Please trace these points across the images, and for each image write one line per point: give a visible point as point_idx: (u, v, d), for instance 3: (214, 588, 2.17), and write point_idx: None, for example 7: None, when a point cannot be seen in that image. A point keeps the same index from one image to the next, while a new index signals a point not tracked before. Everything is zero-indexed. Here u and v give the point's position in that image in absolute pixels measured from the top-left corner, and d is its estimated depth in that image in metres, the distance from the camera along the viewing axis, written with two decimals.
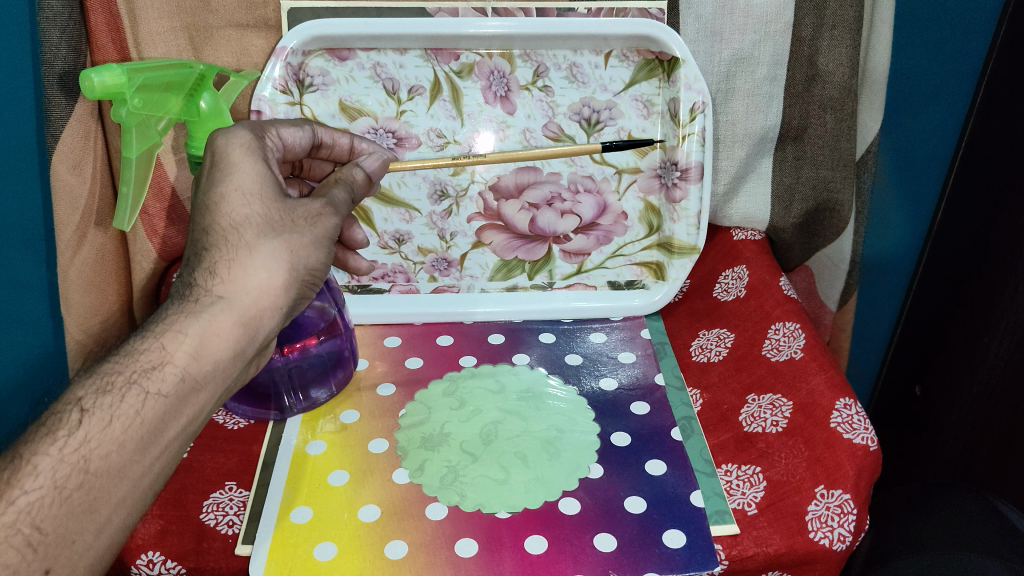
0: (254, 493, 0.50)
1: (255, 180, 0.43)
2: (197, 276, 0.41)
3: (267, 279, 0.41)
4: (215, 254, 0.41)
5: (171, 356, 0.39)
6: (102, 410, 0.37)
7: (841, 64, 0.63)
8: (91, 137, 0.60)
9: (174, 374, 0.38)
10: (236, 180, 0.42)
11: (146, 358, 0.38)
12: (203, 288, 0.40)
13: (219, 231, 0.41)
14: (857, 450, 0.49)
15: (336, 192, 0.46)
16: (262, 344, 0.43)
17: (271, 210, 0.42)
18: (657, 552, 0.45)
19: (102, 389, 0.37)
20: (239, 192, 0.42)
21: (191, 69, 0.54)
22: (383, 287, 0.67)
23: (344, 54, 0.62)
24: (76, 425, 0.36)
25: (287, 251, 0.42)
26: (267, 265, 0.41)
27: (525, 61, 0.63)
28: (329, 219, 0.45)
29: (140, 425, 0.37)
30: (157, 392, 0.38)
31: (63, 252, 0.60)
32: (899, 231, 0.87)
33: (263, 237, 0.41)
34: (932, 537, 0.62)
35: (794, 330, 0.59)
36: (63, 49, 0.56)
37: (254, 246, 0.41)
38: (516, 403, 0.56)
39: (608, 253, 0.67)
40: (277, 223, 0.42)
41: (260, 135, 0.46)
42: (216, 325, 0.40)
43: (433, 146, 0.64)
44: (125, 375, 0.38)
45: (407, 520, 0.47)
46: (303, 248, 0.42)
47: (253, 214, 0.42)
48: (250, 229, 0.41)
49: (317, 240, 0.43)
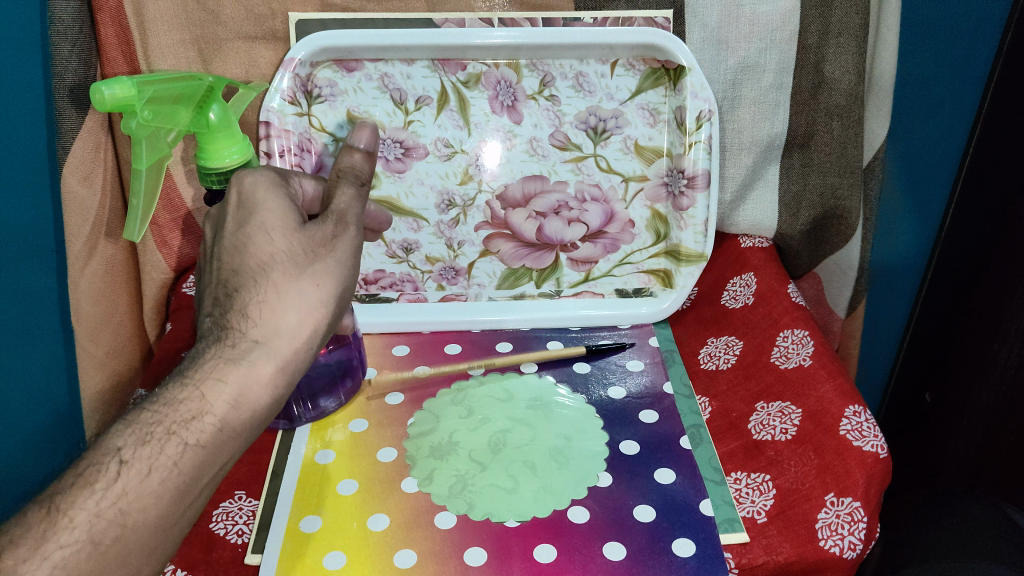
0: (263, 502, 0.50)
1: (280, 216, 0.41)
2: (231, 318, 0.40)
3: (298, 319, 0.40)
4: (244, 296, 0.40)
5: (211, 406, 0.39)
6: (141, 462, 0.37)
7: (848, 71, 0.63)
8: (102, 150, 0.61)
9: (212, 425, 0.39)
10: (260, 218, 0.41)
11: (186, 407, 0.38)
12: (238, 332, 0.40)
13: (247, 271, 0.40)
14: (867, 457, 0.49)
15: (341, 192, 0.43)
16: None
17: (295, 243, 0.41)
18: (667, 560, 0.45)
19: (141, 439, 0.38)
20: (263, 228, 0.41)
21: (199, 81, 0.53)
22: (391, 297, 0.67)
23: (352, 65, 0.62)
24: (115, 477, 0.37)
25: (315, 287, 0.41)
26: (299, 307, 0.40)
27: (531, 71, 0.63)
28: (350, 240, 0.43)
29: (177, 476, 0.38)
30: (196, 443, 0.38)
31: (73, 265, 0.62)
32: (907, 238, 0.86)
33: (291, 275, 0.40)
34: (942, 544, 0.62)
35: (803, 337, 0.59)
36: (73, 62, 0.57)
37: (282, 287, 0.40)
38: (524, 412, 0.56)
39: (615, 261, 0.67)
40: (301, 256, 0.41)
41: (284, 178, 0.44)
42: (256, 372, 0.39)
43: (441, 156, 0.65)
44: (164, 426, 0.38)
45: (417, 529, 0.47)
46: (330, 278, 0.42)
47: (278, 252, 0.40)
48: (278, 268, 0.40)
49: (342, 260, 0.42)
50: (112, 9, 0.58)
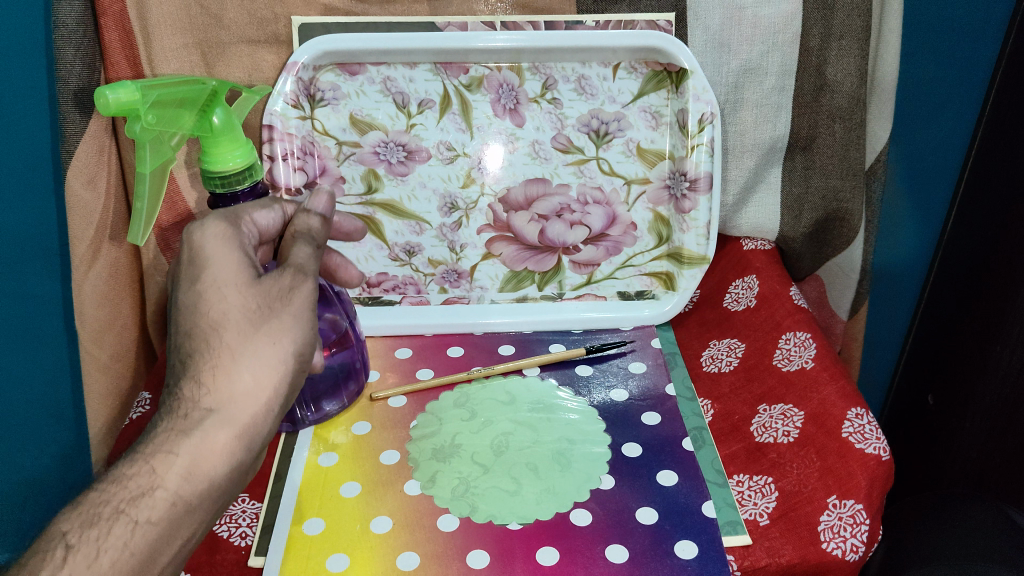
0: (266, 505, 0.51)
1: (231, 272, 0.41)
2: (184, 387, 0.39)
3: (253, 381, 0.39)
4: (197, 363, 0.39)
5: (162, 479, 0.37)
6: (89, 545, 0.35)
7: (849, 74, 0.63)
8: (105, 153, 0.62)
9: (165, 499, 0.37)
10: (211, 275, 0.41)
11: (136, 483, 0.36)
12: (191, 402, 0.38)
13: (200, 333, 0.39)
14: (868, 459, 0.49)
15: (298, 247, 0.44)
16: (262, 449, 0.41)
17: (247, 298, 0.40)
18: (669, 563, 0.45)
19: (88, 521, 0.36)
20: (213, 286, 0.40)
21: (203, 84, 0.52)
22: (394, 299, 0.68)
23: (354, 68, 0.63)
24: (61, 563, 0.34)
25: (271, 344, 0.40)
26: (253, 367, 0.39)
27: (533, 74, 0.63)
28: (304, 287, 0.42)
29: (129, 556, 0.36)
30: (147, 521, 0.36)
31: (78, 267, 0.62)
32: (909, 241, 0.86)
33: (244, 335, 0.40)
34: (945, 548, 0.62)
35: (805, 340, 0.59)
36: (77, 67, 0.58)
37: (237, 349, 0.39)
38: (527, 415, 0.56)
39: (618, 264, 0.67)
40: (254, 312, 0.40)
41: (235, 223, 0.44)
42: (210, 441, 0.38)
43: (443, 159, 0.65)
44: (112, 506, 0.36)
45: (419, 532, 0.47)
46: (286, 334, 0.40)
47: (230, 308, 0.40)
48: (230, 328, 0.40)
49: (301, 314, 0.41)
50: (115, 14, 0.58)
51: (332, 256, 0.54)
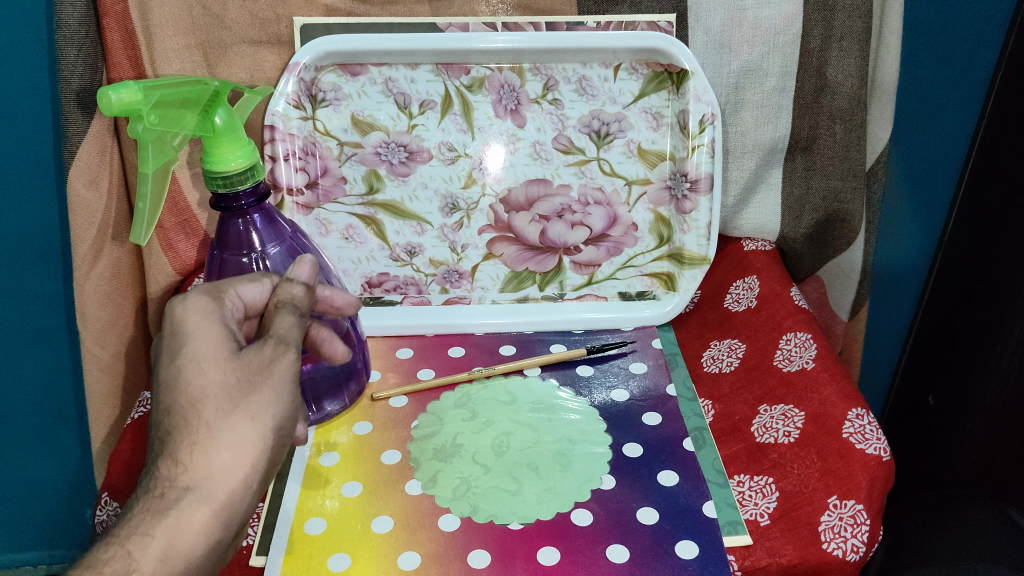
0: (267, 504, 0.51)
1: (209, 348, 0.41)
2: (162, 466, 0.39)
3: (232, 457, 0.39)
4: (176, 441, 0.39)
5: (138, 564, 0.37)
6: None
7: (850, 74, 0.64)
8: (107, 153, 0.62)
9: None
10: (190, 351, 0.41)
11: (110, 569, 0.36)
12: (168, 481, 0.38)
13: (179, 410, 0.39)
14: (869, 460, 0.50)
15: (279, 319, 0.43)
16: (241, 526, 0.41)
17: (226, 375, 0.40)
18: (669, 563, 0.45)
19: None
20: (192, 363, 0.40)
21: (205, 84, 0.51)
22: (395, 299, 0.68)
23: (356, 69, 0.63)
24: None
25: (250, 421, 0.40)
26: (231, 444, 0.39)
27: (534, 75, 0.63)
28: (285, 361, 0.42)
29: None
30: None
31: (80, 266, 0.63)
32: (909, 242, 0.86)
33: (222, 412, 0.39)
34: (944, 549, 0.62)
35: (806, 341, 0.59)
36: (79, 68, 0.59)
37: (215, 426, 0.39)
38: (527, 415, 0.56)
39: (619, 264, 0.67)
40: (232, 389, 0.40)
41: (218, 295, 0.44)
42: (187, 521, 0.38)
43: (444, 159, 0.65)
44: None
45: (420, 531, 0.47)
46: (265, 409, 0.40)
47: (208, 385, 0.40)
48: (208, 406, 0.39)
49: (281, 388, 0.41)
50: (118, 14, 0.58)
51: (318, 329, 0.50)
